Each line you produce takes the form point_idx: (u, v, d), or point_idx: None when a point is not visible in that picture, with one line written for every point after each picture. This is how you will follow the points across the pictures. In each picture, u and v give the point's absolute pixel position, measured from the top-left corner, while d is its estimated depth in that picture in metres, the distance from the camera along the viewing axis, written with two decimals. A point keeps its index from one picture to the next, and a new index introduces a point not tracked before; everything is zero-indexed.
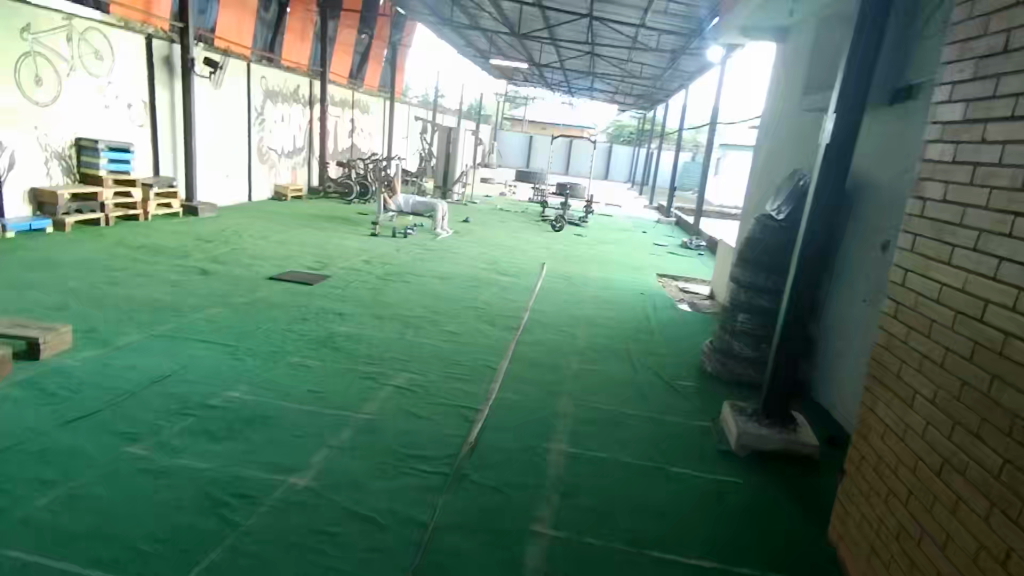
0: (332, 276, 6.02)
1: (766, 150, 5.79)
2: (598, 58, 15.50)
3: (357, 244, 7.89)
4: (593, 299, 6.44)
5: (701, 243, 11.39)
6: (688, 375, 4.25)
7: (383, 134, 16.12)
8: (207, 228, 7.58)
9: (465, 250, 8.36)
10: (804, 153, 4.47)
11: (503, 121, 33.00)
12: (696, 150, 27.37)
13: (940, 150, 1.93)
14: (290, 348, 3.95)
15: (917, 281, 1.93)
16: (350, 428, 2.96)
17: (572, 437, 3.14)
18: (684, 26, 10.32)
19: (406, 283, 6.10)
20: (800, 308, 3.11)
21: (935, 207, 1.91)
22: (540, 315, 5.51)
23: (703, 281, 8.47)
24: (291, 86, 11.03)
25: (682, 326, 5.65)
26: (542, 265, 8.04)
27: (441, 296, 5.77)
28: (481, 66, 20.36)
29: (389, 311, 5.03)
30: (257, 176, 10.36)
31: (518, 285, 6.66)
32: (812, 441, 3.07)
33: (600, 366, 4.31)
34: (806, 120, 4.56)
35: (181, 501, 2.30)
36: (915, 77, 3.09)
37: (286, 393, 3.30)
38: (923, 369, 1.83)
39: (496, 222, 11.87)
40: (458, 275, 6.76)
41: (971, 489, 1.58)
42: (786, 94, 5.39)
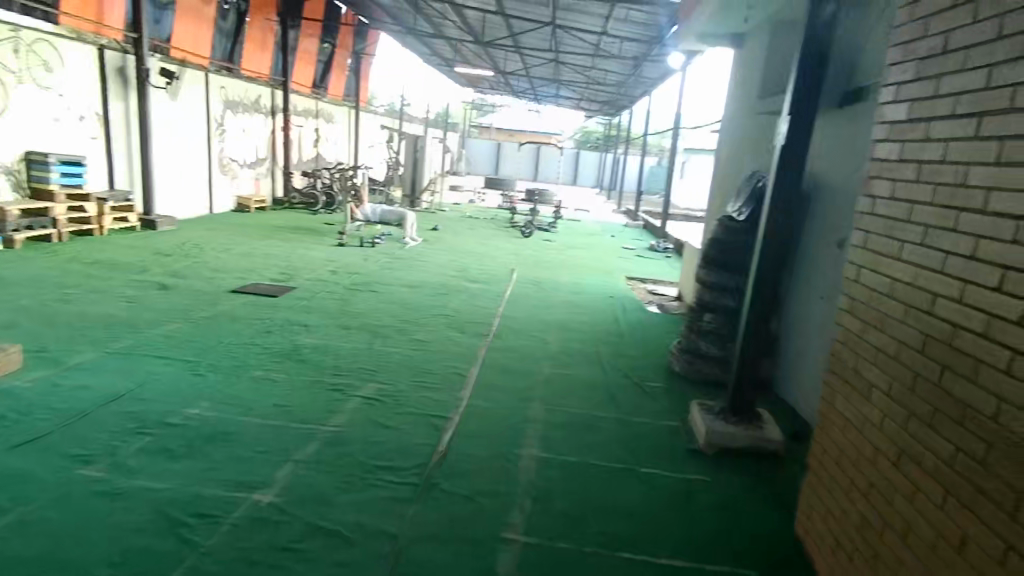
0: (297, 287, 5.91)
1: (726, 153, 5.92)
2: (563, 65, 15.68)
3: (324, 254, 7.78)
4: (563, 303, 6.47)
5: (668, 246, 11.57)
6: (657, 376, 4.29)
7: (349, 143, 15.97)
8: (166, 242, 7.38)
9: (434, 258, 8.32)
10: (762, 155, 4.58)
11: (471, 129, 33.06)
12: (661, 154, 27.85)
13: (887, 150, 2.00)
14: (254, 361, 3.86)
15: (870, 276, 1.99)
16: (316, 442, 2.90)
17: (543, 442, 3.13)
18: (645, 34, 10.52)
19: (374, 293, 6.03)
20: (761, 306, 3.17)
21: (884, 204, 1.97)
22: (510, 321, 5.51)
23: (670, 283, 8.59)
24: (253, 96, 10.84)
25: (651, 327, 5.72)
26: (512, 271, 8.06)
27: (410, 304, 5.73)
28: (447, 74, 20.38)
29: (357, 321, 4.96)
30: (219, 188, 10.14)
31: (488, 292, 6.65)
32: (778, 436, 3.12)
33: (570, 370, 4.32)
34: (762, 123, 4.68)
35: (137, 523, 2.21)
36: (864, 80, 3.20)
37: (250, 407, 3.22)
38: (879, 363, 1.89)
39: (466, 229, 11.84)
40: (427, 283, 6.72)
41: (927, 478, 1.62)
42: (743, 99, 5.53)
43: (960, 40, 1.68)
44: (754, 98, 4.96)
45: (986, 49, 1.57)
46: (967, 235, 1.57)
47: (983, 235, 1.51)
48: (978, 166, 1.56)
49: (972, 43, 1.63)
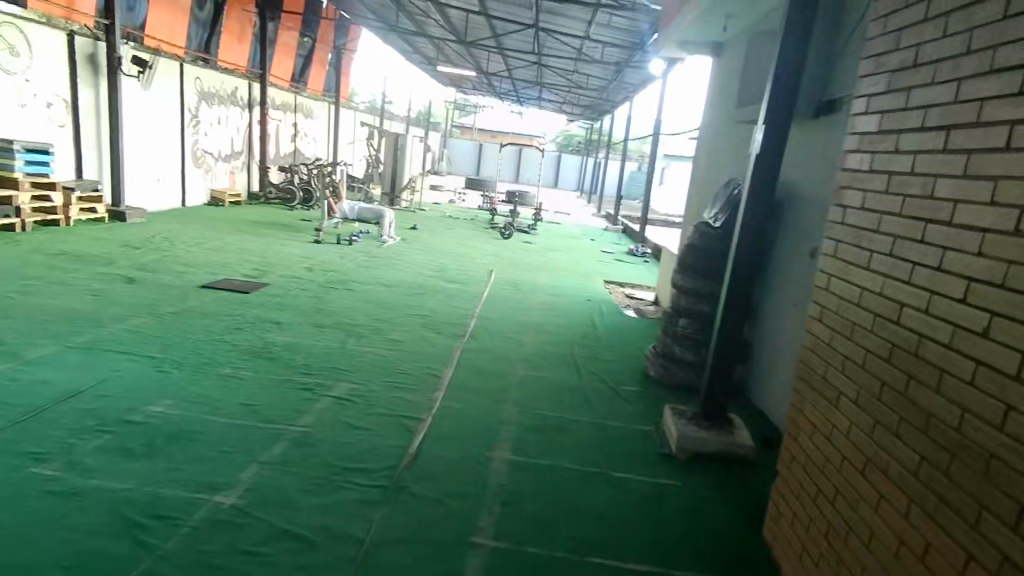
0: (270, 284, 5.81)
1: (704, 160, 5.98)
2: (545, 68, 15.72)
3: (299, 251, 7.66)
4: (540, 305, 6.47)
5: (646, 251, 11.66)
6: (631, 380, 4.30)
7: (328, 139, 15.79)
8: (135, 234, 7.19)
9: (411, 258, 8.25)
10: (738, 163, 4.63)
11: (453, 128, 32.97)
12: (641, 160, 28.11)
13: (858, 160, 2.02)
14: (222, 359, 3.77)
15: (839, 284, 2.01)
16: (283, 442, 2.83)
17: (516, 445, 3.11)
18: (627, 40, 10.60)
19: (350, 291, 5.95)
20: (734, 312, 3.20)
21: (854, 214, 1.99)
22: (486, 322, 5.48)
23: (648, 287, 8.65)
24: (229, 88, 10.66)
25: (626, 331, 5.74)
26: (490, 272, 8.03)
27: (386, 304, 5.66)
28: (429, 73, 20.28)
29: (331, 320, 4.88)
30: (192, 180, 9.93)
31: (465, 292, 6.61)
32: (749, 442, 3.15)
33: (545, 372, 4.31)
34: (739, 131, 4.74)
35: (92, 524, 2.13)
36: (838, 91, 3.25)
37: (215, 406, 3.14)
38: (847, 371, 1.91)
39: (445, 229, 11.79)
40: (403, 282, 6.66)
41: (892, 486, 1.64)
42: (721, 106, 5.60)
43: (930, 53, 1.70)
44: (732, 106, 5.02)
45: (955, 63, 1.60)
46: (933, 246, 1.60)
47: (949, 246, 1.53)
48: (946, 178, 1.59)
49: (942, 57, 1.65)
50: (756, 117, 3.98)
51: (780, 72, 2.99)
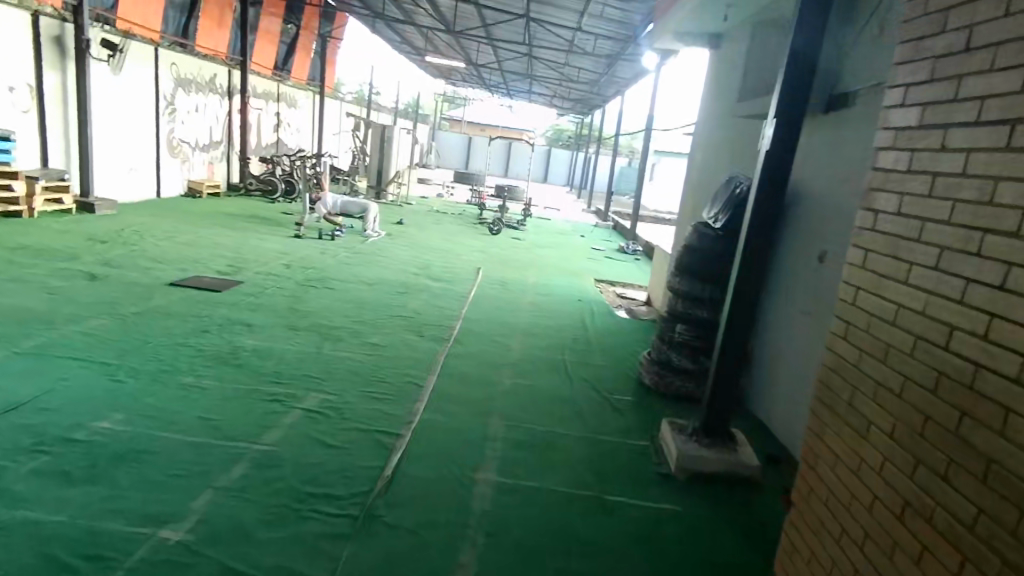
0: (244, 282, 5.50)
1: (701, 155, 5.74)
2: (536, 61, 15.43)
3: (278, 245, 7.34)
4: (528, 306, 6.21)
5: (638, 248, 11.45)
6: (625, 389, 4.07)
7: (313, 130, 15.40)
8: (103, 227, 6.83)
9: (396, 254, 7.96)
10: (741, 160, 4.40)
11: (442, 121, 32.58)
12: (632, 155, 27.93)
13: (893, 159, 1.78)
14: (184, 366, 3.48)
15: (869, 300, 1.78)
16: (244, 464, 2.56)
17: (501, 464, 2.86)
18: (619, 32, 10.34)
19: (329, 290, 5.66)
20: (737, 324, 2.97)
21: (888, 220, 1.75)
22: (472, 324, 5.23)
23: (640, 286, 8.43)
24: (207, 75, 10.30)
25: (618, 334, 5.52)
26: (478, 269, 7.76)
27: (367, 304, 5.38)
28: (417, 64, 19.89)
29: (306, 322, 4.59)
30: (168, 171, 9.56)
31: (451, 292, 6.34)
32: (753, 461, 2.93)
33: (534, 380, 4.07)
34: (741, 126, 4.49)
35: (11, 567, 1.85)
36: (851, 84, 3.02)
37: (171, 421, 2.85)
38: (878, 399, 1.68)
39: (431, 224, 11.48)
40: (386, 281, 6.37)
41: (937, 538, 1.41)
42: (720, 99, 5.35)
43: (986, 35, 1.46)
44: (733, 99, 4.77)
45: (1021, 46, 1.36)
46: (993, 260, 1.36)
47: (1015, 262, 1.30)
48: (1009, 182, 1.35)
49: (1002, 40, 1.41)
50: (760, 111, 3.74)
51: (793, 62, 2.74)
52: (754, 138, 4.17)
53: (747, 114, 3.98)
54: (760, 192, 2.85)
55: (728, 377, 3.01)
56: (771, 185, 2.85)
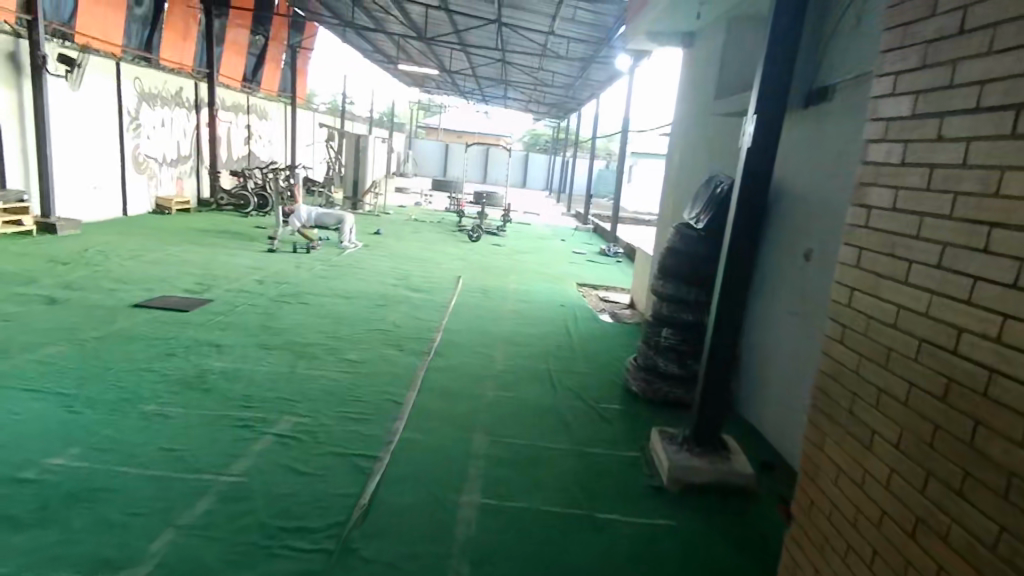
0: (215, 300, 5.29)
1: (679, 155, 5.68)
2: (510, 66, 15.37)
3: (251, 261, 7.13)
4: (511, 314, 6.08)
5: (619, 250, 11.40)
6: (612, 397, 3.95)
7: (285, 141, 15.15)
8: (65, 248, 6.56)
9: (374, 265, 7.78)
10: (720, 159, 4.33)
11: (417, 129, 32.39)
12: (609, 157, 28.02)
13: (885, 151, 1.69)
14: (147, 393, 3.28)
15: (867, 301, 1.68)
16: (209, 498, 2.38)
17: (486, 484, 2.72)
18: (592, 35, 10.31)
19: (303, 305, 5.47)
20: (725, 328, 2.87)
21: (883, 216, 1.66)
22: (453, 335, 5.08)
23: (622, 289, 8.36)
24: (172, 89, 10.05)
25: (603, 339, 5.41)
26: (458, 278, 7.61)
27: (344, 318, 5.20)
28: (391, 72, 19.73)
29: (279, 340, 4.40)
30: (134, 187, 9.27)
31: (431, 302, 6.19)
32: (747, 469, 2.82)
33: (518, 391, 3.93)
34: (719, 124, 4.42)
35: None
36: (831, 78, 2.96)
37: (130, 454, 2.66)
38: (882, 407, 1.58)
39: (409, 233, 11.31)
40: (364, 293, 6.20)
41: (953, 558, 1.31)
42: (697, 98, 5.29)
43: (982, 16, 1.38)
44: (710, 97, 4.71)
45: (1020, 26, 1.27)
46: (1001, 256, 1.27)
47: None
48: (1016, 172, 1.26)
49: (1000, 20, 1.33)
50: (739, 108, 3.67)
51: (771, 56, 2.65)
52: (733, 136, 4.10)
53: (725, 112, 3.91)
54: (743, 192, 2.75)
55: (718, 383, 2.91)
56: (754, 183, 2.75)
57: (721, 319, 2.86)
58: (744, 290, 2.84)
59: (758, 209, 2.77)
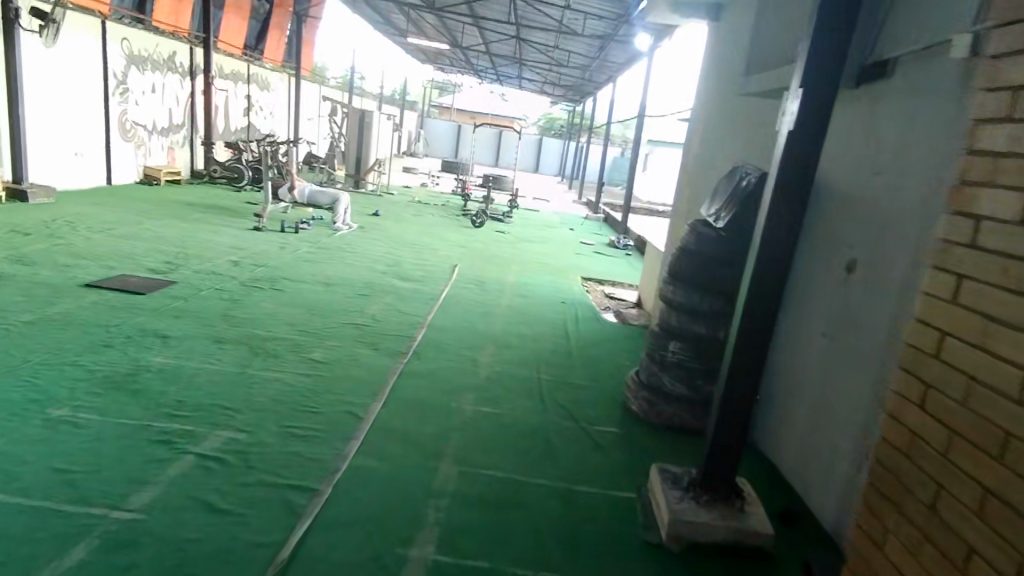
0: (178, 282, 4.84)
1: (699, 142, 5.10)
2: (525, 44, 14.71)
3: (232, 239, 6.66)
4: (505, 309, 5.56)
5: (629, 242, 10.81)
6: (607, 418, 3.44)
7: (288, 114, 14.65)
8: (31, 217, 6.13)
9: (365, 249, 7.29)
10: (749, 147, 3.77)
11: (429, 109, 31.76)
12: (625, 144, 27.24)
13: (1001, 134, 1.30)
14: (62, 395, 2.83)
15: (954, 357, 1.32)
16: (89, 544, 1.93)
17: (442, 532, 2.23)
18: (612, 11, 9.67)
19: (276, 292, 4.98)
20: (747, 357, 2.34)
21: (998, 234, 1.27)
22: (436, 332, 4.59)
23: (630, 285, 7.81)
24: (164, 52, 9.57)
25: (604, 344, 4.89)
26: (454, 266, 7.10)
27: (318, 309, 4.72)
28: (403, 47, 19.09)
29: (236, 333, 3.92)
30: (120, 156, 8.83)
31: (419, 293, 5.69)
32: (766, 528, 2.32)
33: (500, 405, 3.44)
34: (750, 107, 3.85)
35: None
36: (890, 50, 2.42)
37: (12, 474, 2.23)
38: (985, 508, 1.21)
39: (410, 215, 10.80)
40: (347, 280, 5.72)
41: None
42: (723, 77, 4.69)
43: None
44: (740, 75, 4.13)
45: None
46: None
47: None
48: None
49: None
50: (772, 86, 3.12)
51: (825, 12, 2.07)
52: (767, 120, 3.54)
53: (758, 92, 3.33)
54: (780, 190, 2.20)
55: (736, 422, 2.39)
56: (794, 178, 2.20)
57: (742, 347, 2.33)
58: (774, 311, 2.30)
59: (799, 210, 2.21)
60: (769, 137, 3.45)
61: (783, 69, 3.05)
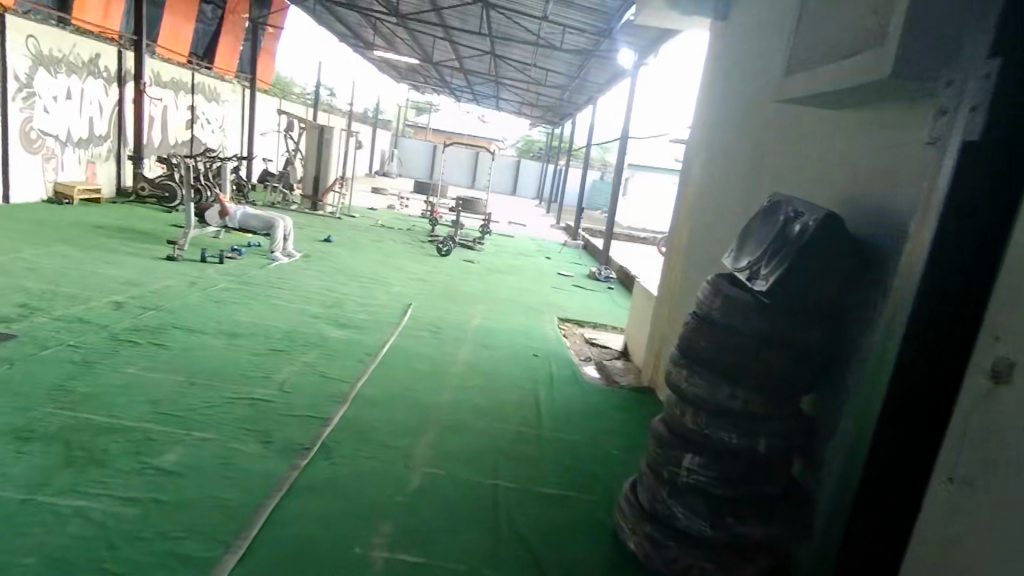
0: (18, 335, 3.64)
1: (704, 160, 4.13)
2: (500, 60, 13.89)
3: (131, 272, 5.47)
4: (461, 367, 4.44)
5: (611, 274, 9.83)
6: (587, 564, 2.33)
7: (242, 128, 13.50)
8: None
9: (301, 284, 6.14)
10: (790, 168, 2.83)
11: (404, 128, 30.86)
12: (604, 168, 26.62)
13: None
14: None
15: None
16: None
17: None
18: (593, 25, 8.85)
19: (155, 348, 3.79)
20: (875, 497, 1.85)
21: None
22: (361, 406, 3.45)
23: (613, 327, 6.76)
24: (83, 54, 8.39)
25: (584, 421, 3.80)
26: (406, 306, 5.97)
27: (204, 374, 3.54)
28: (373, 62, 18.17)
29: (59, 423, 2.75)
30: (22, 169, 7.56)
31: (355, 345, 4.54)
32: None
33: (428, 545, 2.31)
34: (789, 114, 2.91)
35: None
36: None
37: None
38: None
39: (368, 242, 9.67)
40: (264, 328, 4.55)
41: None
42: (733, 79, 3.75)
43: None
44: (768, 73, 3.18)
45: None
46: None
47: None
48: None
49: None
50: (831, 86, 2.15)
51: (1003, 39, 1.56)
52: (823, 131, 2.59)
53: (802, 96, 2.39)
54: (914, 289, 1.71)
55: None
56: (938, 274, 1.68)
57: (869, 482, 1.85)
58: (920, 441, 1.78)
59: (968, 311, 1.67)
60: (831, 154, 2.50)
61: (845, 61, 2.10)
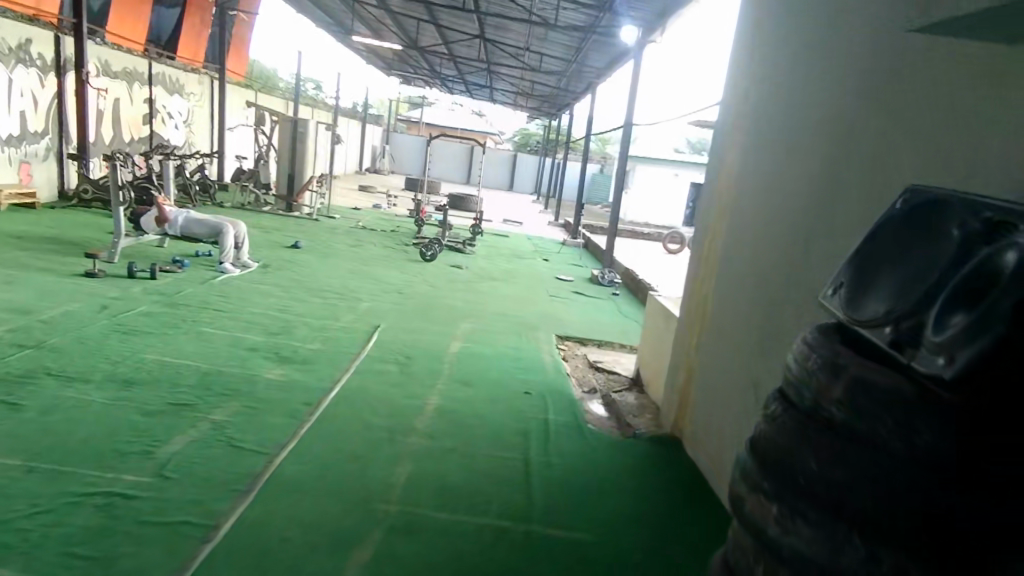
0: None
1: (746, 139, 3.10)
2: (491, 44, 12.76)
3: (30, 294, 4.46)
4: (429, 418, 3.42)
5: (617, 277, 8.77)
6: None
7: (211, 123, 12.45)
8: None
9: (246, 303, 5.10)
10: (918, 133, 1.82)
11: (396, 122, 29.70)
12: (605, 160, 25.47)
13: None
14: None
15: None
16: None
17: None
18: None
19: (2, 410, 2.77)
20: None
21: None
22: (273, 496, 2.43)
23: (621, 345, 5.73)
24: (10, 40, 7.34)
25: (592, 500, 2.77)
26: (372, 329, 4.93)
27: (55, 450, 2.52)
28: (358, 50, 17.02)
29: None
30: None
31: (294, 389, 3.52)
32: None
33: None
34: (910, 51, 1.89)
35: None
36: None
37: None
38: None
39: (343, 246, 8.63)
40: (175, 368, 3.53)
41: None
42: (792, 26, 2.73)
43: None
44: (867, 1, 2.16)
45: None
46: None
47: None
48: None
49: None
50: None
51: None
52: (985, 67, 1.59)
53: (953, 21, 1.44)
54: None
55: None
56: None
57: None
58: None
59: None
60: (1012, 103, 1.49)
61: None
